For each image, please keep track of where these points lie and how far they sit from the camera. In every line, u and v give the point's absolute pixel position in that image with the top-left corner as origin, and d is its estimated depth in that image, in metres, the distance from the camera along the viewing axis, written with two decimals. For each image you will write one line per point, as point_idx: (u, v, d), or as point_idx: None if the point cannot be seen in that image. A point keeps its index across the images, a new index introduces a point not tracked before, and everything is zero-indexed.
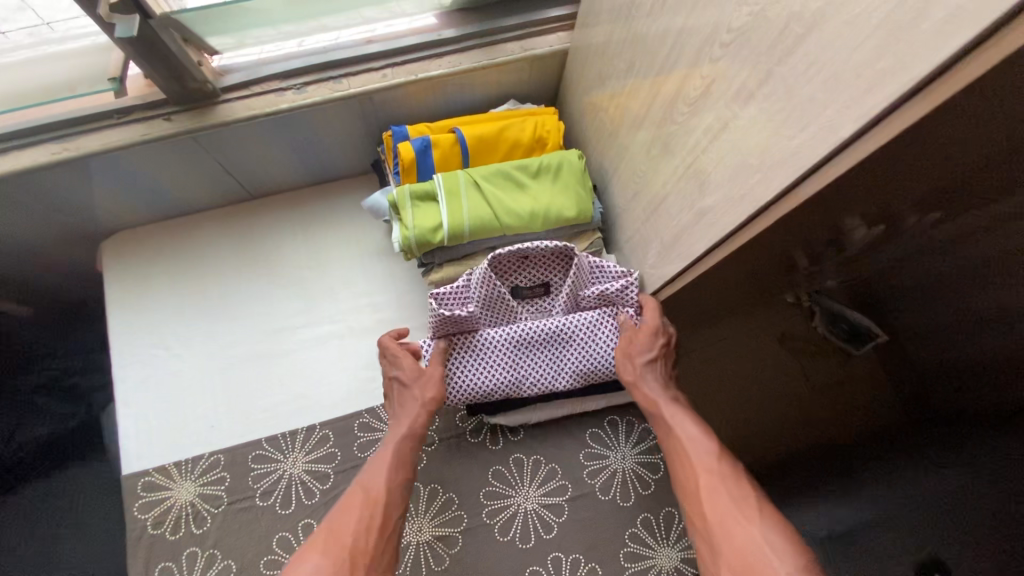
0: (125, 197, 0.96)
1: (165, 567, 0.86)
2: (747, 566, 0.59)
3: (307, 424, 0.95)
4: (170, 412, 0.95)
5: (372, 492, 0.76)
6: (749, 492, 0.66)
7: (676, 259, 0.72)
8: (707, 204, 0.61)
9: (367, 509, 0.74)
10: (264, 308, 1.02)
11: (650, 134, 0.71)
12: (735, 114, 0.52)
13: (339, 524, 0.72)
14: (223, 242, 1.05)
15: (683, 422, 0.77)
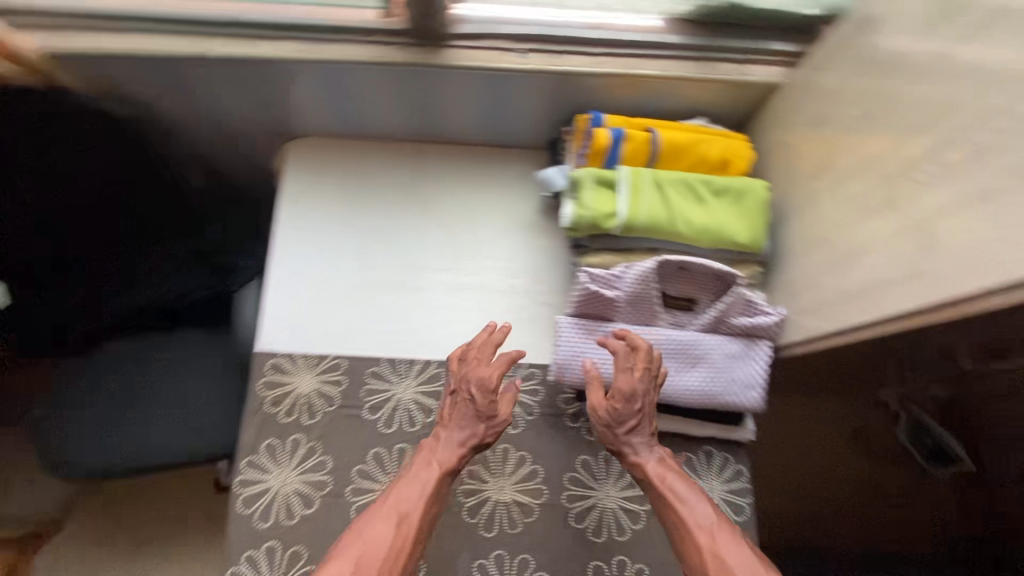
0: (326, 107, 1.04)
1: (269, 445, 0.93)
2: None
3: (423, 358, 1.00)
4: (307, 307, 1.02)
5: (405, 515, 0.79)
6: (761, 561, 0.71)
7: (858, 312, 0.72)
8: (923, 270, 0.62)
9: (400, 527, 0.77)
10: (411, 240, 1.06)
11: (870, 185, 0.71)
12: (1011, 189, 0.52)
13: (369, 538, 0.75)
14: (391, 170, 1.11)
15: (681, 495, 0.79)
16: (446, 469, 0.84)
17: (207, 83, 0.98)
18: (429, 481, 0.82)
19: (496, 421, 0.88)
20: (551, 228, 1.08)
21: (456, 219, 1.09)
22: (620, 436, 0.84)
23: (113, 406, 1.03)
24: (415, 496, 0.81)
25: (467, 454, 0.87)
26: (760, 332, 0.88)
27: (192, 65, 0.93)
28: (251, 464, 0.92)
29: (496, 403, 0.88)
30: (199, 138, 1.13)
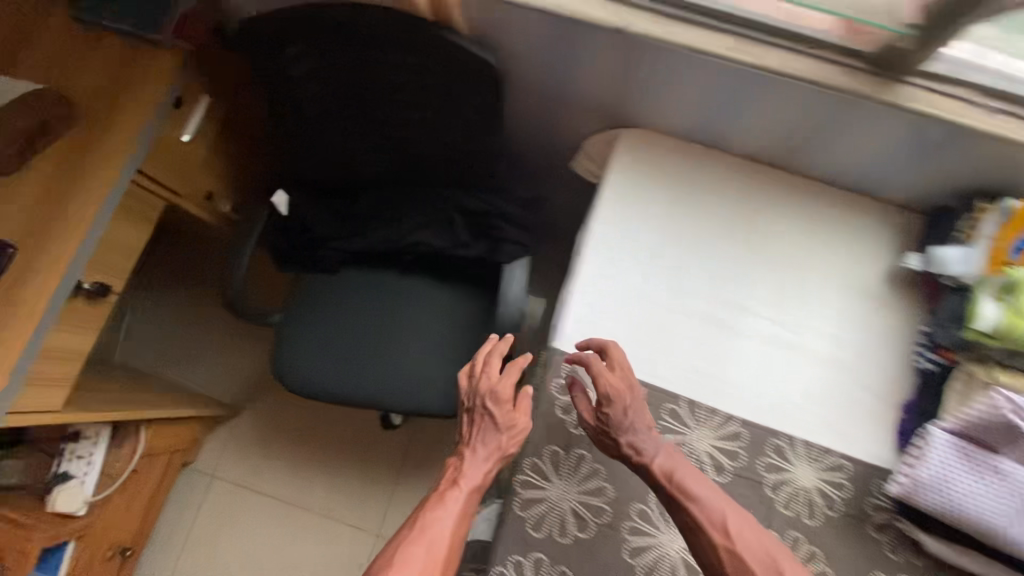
0: (698, 108, 0.92)
1: (553, 451, 0.88)
2: None
3: (724, 411, 0.90)
4: (615, 317, 0.93)
5: (437, 532, 0.78)
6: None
7: None
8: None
9: (444, 544, 0.78)
10: (735, 276, 0.95)
11: None
12: None
13: (404, 559, 0.76)
14: (729, 189, 0.98)
15: (686, 492, 0.78)
16: (480, 472, 0.84)
17: (597, 55, 0.88)
18: (457, 497, 0.81)
19: (516, 430, 0.86)
20: (893, 306, 0.94)
21: (787, 272, 0.95)
22: (606, 431, 0.83)
23: (373, 333, 1.29)
24: (453, 508, 0.81)
25: (495, 459, 0.85)
26: None
27: (609, 36, 0.83)
28: (532, 466, 0.87)
29: (507, 408, 0.86)
30: (521, 103, 1.05)
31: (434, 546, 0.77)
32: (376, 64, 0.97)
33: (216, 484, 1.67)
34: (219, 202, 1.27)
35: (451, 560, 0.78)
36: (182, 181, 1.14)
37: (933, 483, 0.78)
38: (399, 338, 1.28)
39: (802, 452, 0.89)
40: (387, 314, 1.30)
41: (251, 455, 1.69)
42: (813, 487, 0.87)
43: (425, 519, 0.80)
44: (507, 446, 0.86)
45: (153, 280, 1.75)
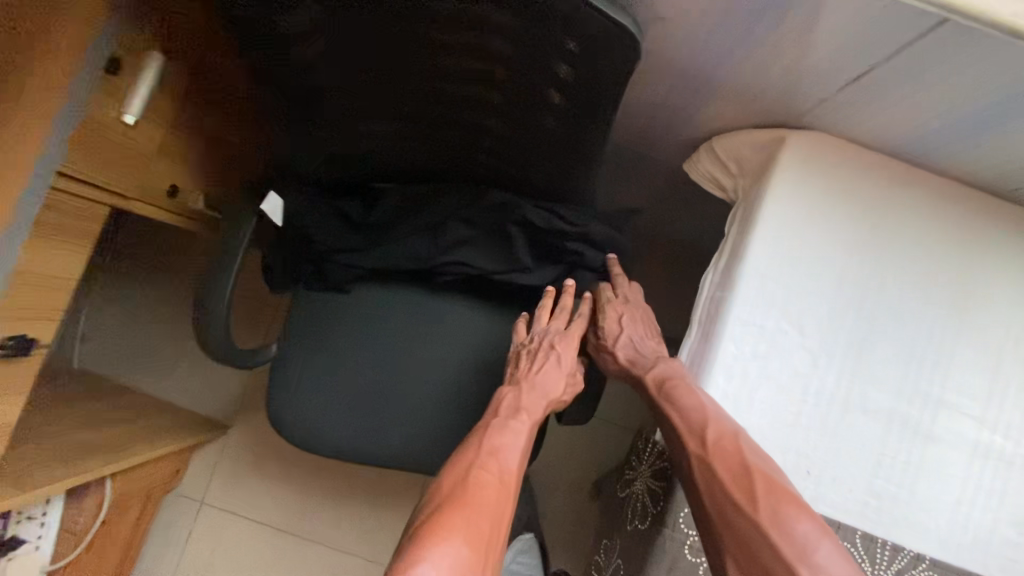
0: (928, 109, 0.60)
1: None
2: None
3: (912, 548, 0.65)
4: (768, 416, 0.66)
5: (505, 468, 0.74)
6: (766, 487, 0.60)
7: None
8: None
9: (503, 481, 0.72)
10: (937, 358, 0.67)
11: None
12: None
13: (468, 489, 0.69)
14: (934, 235, 0.68)
15: (674, 399, 0.67)
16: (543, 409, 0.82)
17: (803, 20, 0.54)
18: (523, 430, 0.78)
19: (574, 378, 0.86)
20: None
21: (1009, 353, 0.68)
22: (609, 353, 0.89)
23: (384, 371, 0.98)
24: (515, 440, 0.77)
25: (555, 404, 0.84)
26: None
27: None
28: None
29: (565, 356, 0.85)
30: (637, 78, 0.71)
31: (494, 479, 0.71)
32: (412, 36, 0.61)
33: (207, 511, 1.43)
34: (191, 197, 0.92)
35: (509, 494, 0.72)
36: (129, 181, 0.79)
37: None
38: (424, 383, 0.98)
39: None
40: (406, 351, 0.98)
41: (247, 478, 1.44)
42: None
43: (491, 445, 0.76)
44: (563, 393, 0.84)
45: (125, 269, 1.43)
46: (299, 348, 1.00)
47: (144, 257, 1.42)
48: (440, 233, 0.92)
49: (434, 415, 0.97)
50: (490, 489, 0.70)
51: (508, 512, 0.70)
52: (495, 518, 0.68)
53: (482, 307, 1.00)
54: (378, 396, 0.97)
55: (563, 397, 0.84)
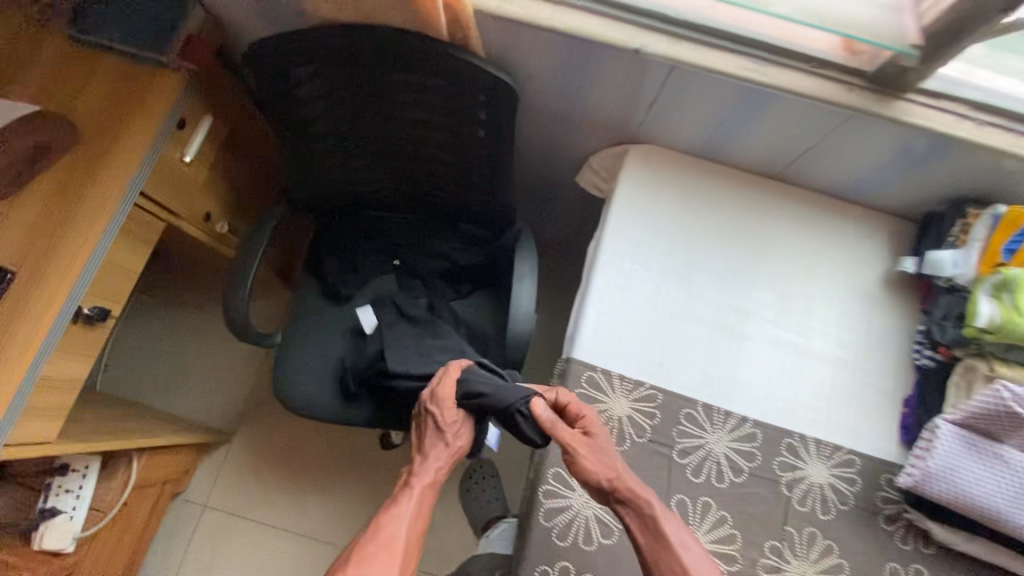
0: (702, 124, 0.96)
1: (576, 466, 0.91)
2: None
3: (737, 411, 0.93)
4: (628, 326, 0.96)
5: (394, 539, 0.86)
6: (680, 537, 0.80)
7: None
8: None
9: (394, 557, 0.84)
10: (742, 284, 0.99)
11: None
12: None
13: (356, 562, 0.82)
14: (729, 204, 1.02)
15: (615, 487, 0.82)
16: (436, 472, 0.93)
17: (612, 76, 0.91)
18: (412, 500, 0.90)
19: (461, 433, 0.96)
20: (891, 306, 0.99)
21: (790, 278, 1.00)
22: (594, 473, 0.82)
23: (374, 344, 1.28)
24: (409, 506, 0.89)
25: (453, 459, 0.95)
26: None
27: (625, 59, 0.86)
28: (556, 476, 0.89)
29: (458, 429, 0.96)
30: (531, 119, 1.08)
31: (387, 556, 0.84)
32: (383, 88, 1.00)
33: (209, 515, 1.61)
34: (217, 223, 1.25)
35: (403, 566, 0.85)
36: (178, 203, 1.10)
37: (937, 475, 0.81)
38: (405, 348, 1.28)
39: (814, 449, 0.92)
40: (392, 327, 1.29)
41: (246, 482, 1.63)
42: (828, 482, 0.91)
43: (391, 517, 0.88)
44: (459, 449, 0.97)
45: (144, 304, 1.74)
46: (295, 341, 1.27)
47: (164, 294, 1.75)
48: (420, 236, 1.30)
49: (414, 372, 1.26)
50: (386, 562, 0.83)
51: None
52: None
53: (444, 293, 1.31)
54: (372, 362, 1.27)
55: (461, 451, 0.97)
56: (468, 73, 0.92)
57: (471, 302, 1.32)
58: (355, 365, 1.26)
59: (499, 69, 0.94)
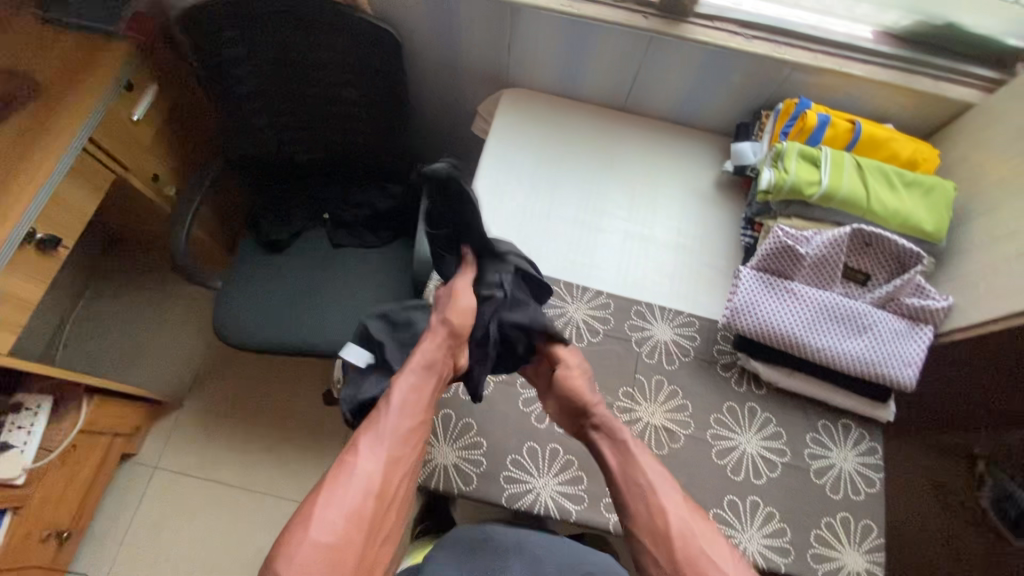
0: (553, 63, 1.19)
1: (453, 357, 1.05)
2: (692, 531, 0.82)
3: (594, 287, 1.11)
4: (502, 225, 1.15)
5: (378, 445, 0.84)
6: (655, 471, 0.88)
7: None
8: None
9: (379, 461, 0.82)
10: (598, 191, 1.20)
11: None
12: None
13: (338, 478, 0.80)
14: (586, 131, 1.24)
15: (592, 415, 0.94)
16: (423, 361, 0.91)
17: (475, 24, 1.15)
18: (400, 402, 0.87)
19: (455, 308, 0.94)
20: (722, 201, 1.20)
21: (637, 185, 1.21)
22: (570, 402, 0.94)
23: (305, 284, 1.44)
24: (394, 407, 0.86)
25: (443, 338, 0.93)
26: (920, 313, 0.97)
27: (480, 6, 1.10)
28: None
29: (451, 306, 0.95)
30: (426, 73, 1.31)
31: (371, 459, 0.82)
32: (296, 49, 1.22)
33: (159, 475, 1.66)
34: (165, 184, 1.44)
35: (394, 473, 0.83)
36: (129, 157, 1.30)
37: (743, 310, 0.98)
38: (333, 287, 1.44)
39: (659, 313, 1.10)
40: (321, 270, 1.46)
41: (196, 444, 1.69)
42: (670, 339, 1.08)
43: (377, 420, 0.86)
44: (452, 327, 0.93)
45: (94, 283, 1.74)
46: (233, 284, 1.43)
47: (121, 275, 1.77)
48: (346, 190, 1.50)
49: (340, 306, 1.42)
50: (371, 470, 0.81)
51: (380, 485, 0.81)
52: (374, 490, 0.80)
53: (368, 238, 1.48)
54: (302, 300, 1.42)
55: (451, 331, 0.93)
56: (362, 27, 1.15)
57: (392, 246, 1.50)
58: (288, 299, 1.42)
59: (385, 23, 1.17)
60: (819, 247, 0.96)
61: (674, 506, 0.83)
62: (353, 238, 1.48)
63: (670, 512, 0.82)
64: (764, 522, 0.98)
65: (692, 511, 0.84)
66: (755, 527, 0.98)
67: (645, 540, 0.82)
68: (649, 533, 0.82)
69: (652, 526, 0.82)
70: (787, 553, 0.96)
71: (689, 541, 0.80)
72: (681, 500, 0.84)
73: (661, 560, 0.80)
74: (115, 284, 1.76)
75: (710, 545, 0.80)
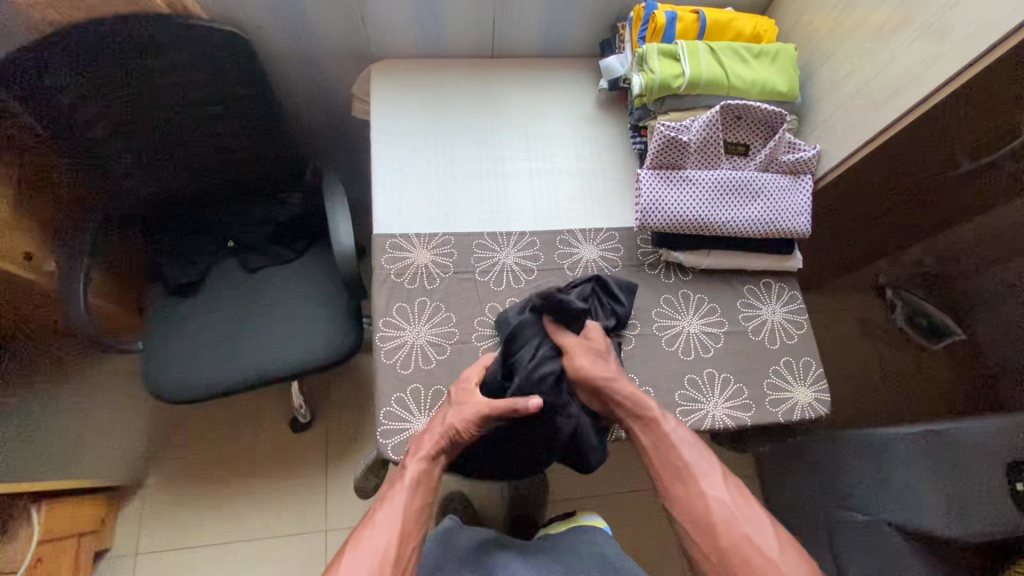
0: (413, 22, 1.19)
1: (404, 339, 1.04)
2: (734, 529, 0.87)
3: (516, 230, 1.15)
4: (413, 195, 1.16)
5: (389, 516, 0.87)
6: (715, 471, 0.92)
7: (886, 116, 0.96)
8: (944, 52, 0.87)
9: (394, 529, 0.86)
10: (493, 138, 1.22)
11: (885, 15, 0.97)
12: None
13: (356, 549, 0.84)
14: (464, 82, 1.26)
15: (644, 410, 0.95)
16: (429, 447, 0.93)
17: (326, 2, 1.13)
18: (411, 476, 0.91)
19: (462, 414, 0.93)
20: (609, 118, 1.25)
21: (529, 122, 1.24)
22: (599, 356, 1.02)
23: (233, 318, 1.39)
24: (405, 484, 0.90)
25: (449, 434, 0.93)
26: (799, 164, 1.08)
27: None
28: (384, 336, 1.04)
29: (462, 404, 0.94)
30: (293, 68, 1.28)
31: (391, 518, 0.87)
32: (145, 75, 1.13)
33: (142, 560, 1.54)
34: (41, 260, 1.35)
35: (404, 547, 0.86)
36: None
37: (650, 208, 1.05)
38: (262, 311, 1.39)
39: (584, 237, 1.16)
40: (246, 299, 1.40)
41: (175, 515, 1.59)
42: (597, 257, 1.15)
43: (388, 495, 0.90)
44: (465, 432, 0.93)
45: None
46: (157, 340, 1.35)
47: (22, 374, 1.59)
48: (247, 214, 1.43)
49: (277, 328, 1.38)
50: (383, 540, 0.85)
51: (392, 559, 0.84)
52: (390, 550, 0.84)
53: (285, 253, 1.44)
54: (237, 333, 1.37)
55: (456, 432, 0.93)
56: (204, 35, 1.09)
57: (312, 254, 1.46)
58: (217, 338, 1.36)
59: (223, 25, 1.12)
60: (698, 132, 1.05)
61: (718, 496, 0.90)
62: (269, 258, 1.43)
63: (714, 501, 0.89)
64: (726, 391, 1.07)
65: (737, 500, 0.89)
66: (718, 396, 1.06)
67: (688, 524, 0.90)
68: (696, 520, 0.89)
69: (701, 509, 0.89)
70: (750, 408, 1.06)
71: (731, 522, 0.87)
72: (727, 489, 0.91)
73: (704, 545, 0.88)
74: (18, 386, 1.58)
75: (756, 528, 0.86)
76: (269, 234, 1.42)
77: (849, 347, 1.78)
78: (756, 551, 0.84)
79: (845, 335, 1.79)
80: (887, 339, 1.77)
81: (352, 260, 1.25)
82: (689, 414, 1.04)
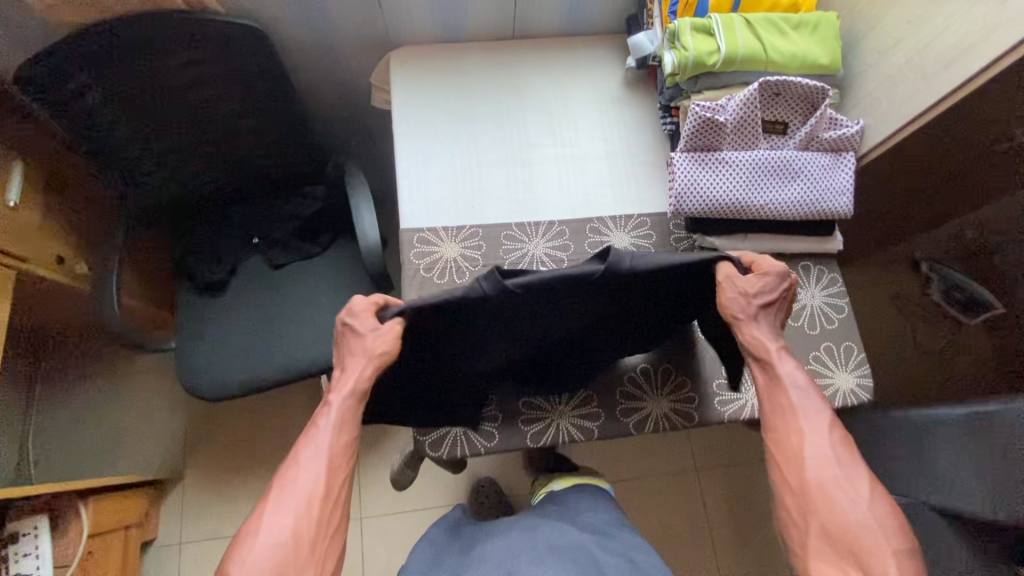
0: (431, 7, 1.15)
1: None
2: (824, 473, 0.77)
3: (546, 219, 1.12)
4: (437, 186, 1.13)
5: (315, 459, 0.79)
6: (819, 412, 0.81)
7: (940, 88, 0.90)
8: (1006, 19, 0.81)
9: (322, 467, 0.79)
10: (518, 124, 1.19)
11: None
12: None
13: (280, 494, 0.76)
14: (486, 67, 1.22)
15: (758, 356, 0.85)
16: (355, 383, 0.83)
17: None
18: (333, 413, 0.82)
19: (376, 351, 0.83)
20: (637, 98, 1.21)
21: (553, 106, 1.20)
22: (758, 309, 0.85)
23: (261, 314, 1.39)
24: (331, 421, 0.81)
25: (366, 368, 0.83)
26: (842, 141, 1.03)
27: None
28: None
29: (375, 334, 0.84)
30: (310, 59, 1.25)
31: (317, 459, 0.79)
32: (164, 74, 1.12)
33: (186, 549, 1.59)
34: (74, 263, 1.33)
35: (333, 490, 0.79)
36: (23, 246, 1.20)
37: (685, 193, 1.02)
38: (289, 307, 1.40)
39: (614, 224, 1.13)
40: (273, 294, 1.40)
41: (213, 506, 1.63)
42: (629, 245, 1.11)
43: (312, 433, 0.81)
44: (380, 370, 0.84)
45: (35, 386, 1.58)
46: (188, 338, 1.36)
47: (60, 374, 1.63)
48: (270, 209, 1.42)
49: (305, 323, 1.38)
50: (308, 481, 0.77)
51: (320, 500, 0.77)
52: (319, 491, 0.77)
53: (309, 247, 1.43)
54: (266, 329, 1.38)
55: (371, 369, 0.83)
56: (222, 30, 1.07)
57: (335, 248, 1.45)
58: (246, 334, 1.37)
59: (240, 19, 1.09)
60: (735, 110, 1.00)
61: (818, 439, 0.79)
62: (294, 254, 1.42)
63: (812, 440, 0.79)
64: None
65: (837, 449, 0.78)
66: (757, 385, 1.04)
67: (776, 457, 0.81)
68: (783, 455, 0.80)
69: (793, 444, 0.80)
70: None
71: (824, 466, 0.77)
72: (830, 436, 0.79)
73: (788, 478, 0.79)
74: (58, 385, 1.62)
75: (850, 481, 0.76)
76: (293, 228, 1.42)
77: (882, 324, 1.73)
78: (841, 500, 0.75)
79: (879, 312, 1.74)
80: (923, 316, 1.71)
81: (378, 253, 1.24)
82: (727, 404, 1.03)
